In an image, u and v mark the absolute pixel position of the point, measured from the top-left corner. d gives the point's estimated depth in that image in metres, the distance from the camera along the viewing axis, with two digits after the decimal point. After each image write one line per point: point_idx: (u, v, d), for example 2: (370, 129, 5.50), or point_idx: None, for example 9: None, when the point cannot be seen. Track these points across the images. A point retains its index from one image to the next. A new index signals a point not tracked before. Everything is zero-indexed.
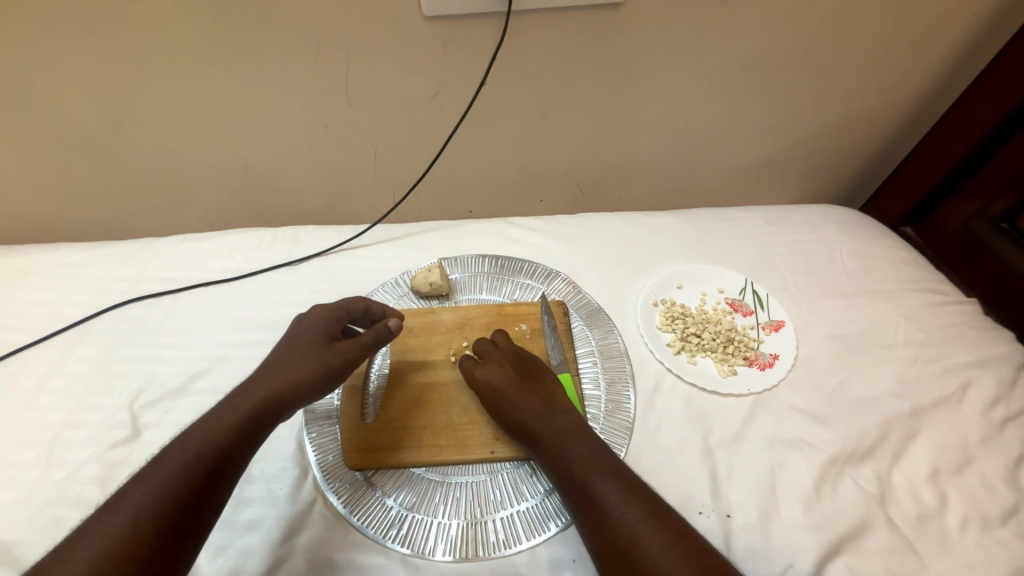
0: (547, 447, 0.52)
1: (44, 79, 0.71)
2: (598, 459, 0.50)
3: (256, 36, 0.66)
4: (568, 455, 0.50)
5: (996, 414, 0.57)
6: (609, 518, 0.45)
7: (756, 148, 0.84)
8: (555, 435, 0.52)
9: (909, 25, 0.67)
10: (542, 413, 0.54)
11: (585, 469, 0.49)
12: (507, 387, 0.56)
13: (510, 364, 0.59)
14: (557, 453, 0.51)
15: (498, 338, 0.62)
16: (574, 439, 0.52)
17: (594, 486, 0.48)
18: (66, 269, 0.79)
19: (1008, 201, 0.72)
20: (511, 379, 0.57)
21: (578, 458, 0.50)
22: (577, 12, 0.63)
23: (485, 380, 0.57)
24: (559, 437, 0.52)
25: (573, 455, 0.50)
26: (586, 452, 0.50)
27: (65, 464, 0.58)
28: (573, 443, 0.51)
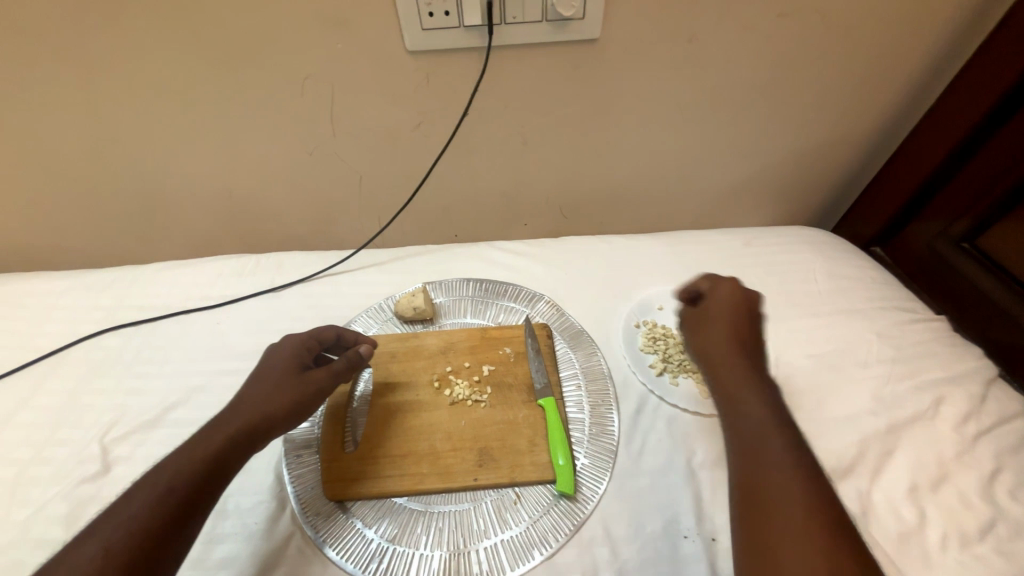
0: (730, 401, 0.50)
1: (30, 110, 0.71)
2: (760, 418, 0.47)
3: (243, 68, 0.67)
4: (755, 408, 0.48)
5: (968, 429, 0.58)
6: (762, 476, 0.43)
7: (730, 173, 0.87)
8: (751, 387, 0.50)
9: (864, 61, 0.71)
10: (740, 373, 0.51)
11: (749, 427, 0.47)
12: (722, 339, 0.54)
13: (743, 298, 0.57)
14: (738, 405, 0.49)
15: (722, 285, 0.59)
16: (761, 392, 0.49)
17: (761, 444, 0.45)
18: (42, 298, 0.77)
19: (966, 222, 0.76)
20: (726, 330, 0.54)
21: (761, 413, 0.48)
22: (553, 48, 0.66)
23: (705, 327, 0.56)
24: (750, 391, 0.50)
25: (749, 408, 0.48)
26: (764, 405, 0.48)
27: (28, 502, 0.55)
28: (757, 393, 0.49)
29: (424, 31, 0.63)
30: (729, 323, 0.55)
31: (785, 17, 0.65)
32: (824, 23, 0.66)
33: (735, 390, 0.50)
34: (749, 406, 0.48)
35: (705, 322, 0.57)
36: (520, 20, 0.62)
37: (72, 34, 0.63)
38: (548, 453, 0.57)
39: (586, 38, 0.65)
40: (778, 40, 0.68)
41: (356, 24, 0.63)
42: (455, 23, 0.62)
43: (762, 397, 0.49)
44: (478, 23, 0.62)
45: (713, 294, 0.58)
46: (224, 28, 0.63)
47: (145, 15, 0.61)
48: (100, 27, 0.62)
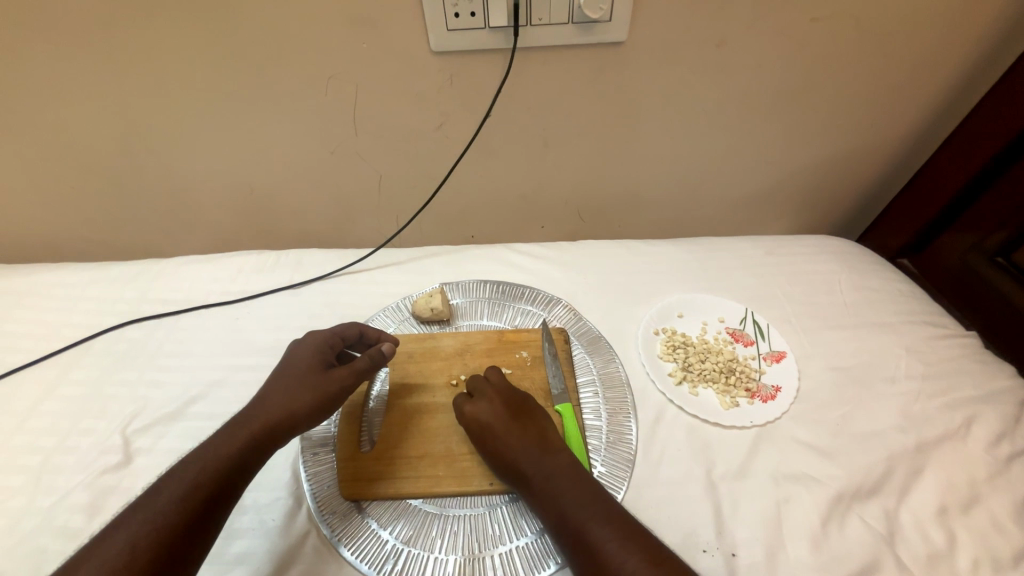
0: (543, 495, 0.50)
1: (62, 103, 0.73)
2: (592, 506, 0.48)
3: (269, 65, 0.68)
4: (567, 501, 0.49)
5: (1001, 450, 0.56)
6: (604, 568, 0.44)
7: (753, 180, 0.85)
8: (555, 479, 0.50)
9: (898, 67, 0.69)
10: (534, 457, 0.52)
11: (562, 522, 0.48)
12: (497, 424, 0.55)
13: (504, 406, 0.57)
14: (552, 502, 0.49)
15: (491, 374, 0.61)
16: (569, 485, 0.50)
17: (589, 536, 0.46)
18: (68, 288, 0.79)
19: (1003, 235, 0.73)
20: (500, 415, 0.56)
21: (577, 504, 0.48)
22: (580, 50, 0.66)
23: (476, 418, 0.56)
24: (563, 483, 0.50)
25: (568, 503, 0.48)
26: (582, 496, 0.49)
27: (52, 490, 0.56)
28: (567, 486, 0.50)
29: (450, 31, 0.63)
30: (509, 427, 0.55)
31: (817, 22, 0.64)
32: (856, 29, 0.65)
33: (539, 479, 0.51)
34: (560, 501, 0.49)
35: (466, 408, 0.57)
36: (547, 21, 0.62)
37: (105, 31, 0.64)
38: None
39: (613, 41, 0.65)
40: (809, 45, 0.66)
41: (382, 24, 0.63)
42: (482, 24, 0.62)
43: (580, 488, 0.50)
44: (504, 24, 0.62)
45: (464, 406, 0.58)
46: (251, 27, 0.64)
47: (178, 12, 0.62)
48: (132, 24, 0.63)
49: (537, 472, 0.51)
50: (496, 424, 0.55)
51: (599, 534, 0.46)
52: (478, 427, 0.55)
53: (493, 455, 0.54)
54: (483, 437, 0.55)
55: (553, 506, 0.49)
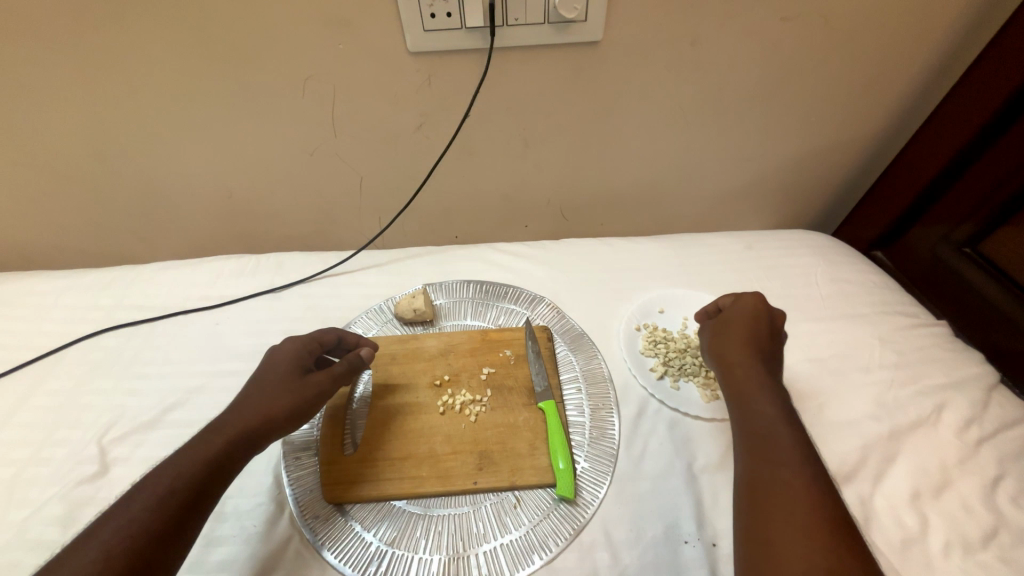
0: (749, 396, 0.52)
1: (31, 107, 0.71)
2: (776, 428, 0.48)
3: (245, 68, 0.67)
4: (761, 407, 0.50)
5: (970, 435, 0.58)
6: (775, 474, 0.45)
7: (731, 176, 0.87)
8: (766, 390, 0.51)
9: (868, 64, 0.71)
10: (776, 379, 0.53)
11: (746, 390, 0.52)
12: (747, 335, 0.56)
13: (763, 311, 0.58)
14: (754, 403, 0.51)
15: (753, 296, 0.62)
16: (776, 396, 0.51)
17: (777, 444, 0.47)
18: (41, 297, 0.77)
19: (970, 227, 0.75)
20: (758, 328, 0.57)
21: (769, 411, 0.50)
22: (556, 50, 0.66)
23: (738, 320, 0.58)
24: (768, 394, 0.51)
25: (765, 409, 0.50)
26: (784, 410, 0.50)
27: (25, 503, 0.55)
28: (772, 397, 0.51)
29: (427, 32, 0.63)
30: (753, 329, 0.57)
31: (788, 21, 0.65)
32: (826, 27, 0.66)
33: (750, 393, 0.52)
34: (761, 404, 0.51)
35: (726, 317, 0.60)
36: (523, 21, 0.62)
37: (76, 33, 0.63)
38: (548, 457, 0.57)
39: (589, 41, 0.65)
40: (781, 44, 0.67)
41: (359, 25, 0.63)
42: (458, 25, 0.62)
43: (785, 405, 0.50)
44: (481, 25, 0.62)
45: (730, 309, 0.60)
46: (227, 29, 0.63)
47: (149, 15, 0.61)
48: (103, 27, 0.62)
49: (755, 377, 0.53)
50: (752, 323, 0.57)
51: (783, 449, 0.46)
52: (728, 326, 0.59)
53: (723, 354, 0.57)
54: (728, 334, 0.58)
55: (753, 409, 0.51)
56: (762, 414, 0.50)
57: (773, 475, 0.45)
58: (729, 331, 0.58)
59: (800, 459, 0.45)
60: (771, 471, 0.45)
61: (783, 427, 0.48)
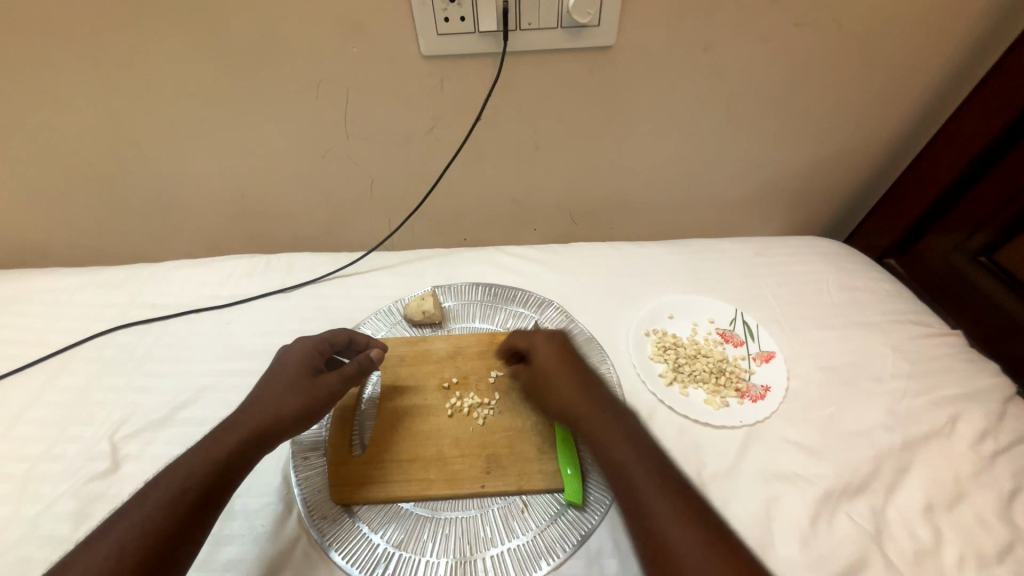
0: (596, 440, 0.52)
1: (50, 107, 0.72)
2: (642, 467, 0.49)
3: (259, 70, 0.68)
4: (617, 448, 0.50)
5: (985, 447, 0.57)
6: (651, 521, 0.45)
7: (742, 182, 0.86)
8: (620, 433, 0.52)
9: (882, 71, 0.71)
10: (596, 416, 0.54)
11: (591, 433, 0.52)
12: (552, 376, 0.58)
13: (567, 354, 0.60)
14: (605, 447, 0.51)
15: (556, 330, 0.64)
16: (623, 436, 0.51)
17: (643, 489, 0.47)
18: (55, 294, 0.78)
19: (985, 235, 0.75)
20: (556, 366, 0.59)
21: (626, 454, 0.50)
22: (568, 55, 0.67)
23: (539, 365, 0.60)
24: (622, 439, 0.51)
25: (620, 452, 0.50)
26: (635, 452, 0.50)
27: (37, 499, 0.56)
28: (625, 441, 0.51)
29: (440, 36, 0.63)
30: (568, 371, 0.58)
31: (802, 27, 0.65)
32: (840, 33, 0.66)
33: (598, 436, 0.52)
34: (612, 446, 0.51)
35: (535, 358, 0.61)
36: (536, 26, 0.62)
37: (95, 35, 0.64)
38: (556, 462, 0.56)
39: (602, 46, 0.65)
40: (794, 50, 0.67)
41: (373, 29, 0.63)
42: (471, 29, 0.62)
43: (634, 446, 0.50)
44: (494, 29, 0.62)
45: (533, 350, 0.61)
46: (243, 31, 0.64)
47: (167, 17, 0.62)
48: (122, 29, 0.63)
49: (601, 418, 0.53)
50: (558, 368, 0.59)
51: (656, 495, 0.46)
52: (538, 369, 0.59)
53: (552, 396, 0.57)
54: (542, 377, 0.59)
55: (606, 452, 0.51)
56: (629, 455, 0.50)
57: (650, 522, 0.45)
58: (542, 374, 0.59)
59: (677, 505, 0.45)
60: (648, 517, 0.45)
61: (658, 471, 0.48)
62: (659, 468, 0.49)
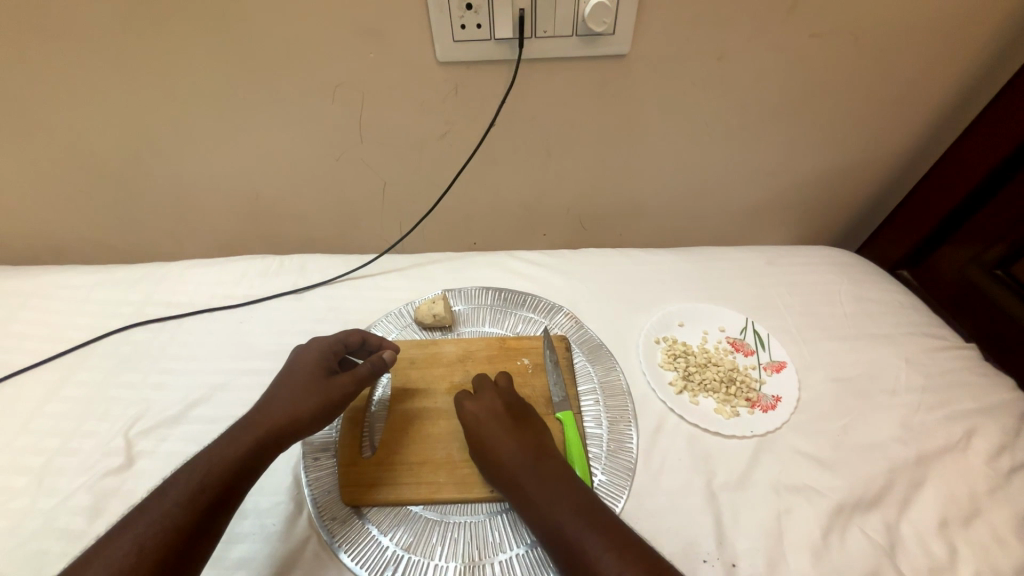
0: (536, 505, 0.49)
1: (72, 107, 0.74)
2: (593, 534, 0.46)
3: (278, 73, 0.69)
4: (555, 515, 0.48)
5: (1001, 463, 0.56)
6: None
7: (753, 191, 0.86)
8: (560, 495, 0.49)
9: (896, 82, 0.71)
10: (535, 476, 0.51)
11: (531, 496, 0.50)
12: (490, 429, 0.55)
13: (500, 406, 0.57)
14: (545, 512, 0.49)
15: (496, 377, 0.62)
16: (565, 495, 0.49)
17: (593, 558, 0.45)
18: (74, 290, 0.79)
19: (1002, 248, 0.73)
20: (498, 417, 0.56)
21: (565, 519, 0.47)
22: (583, 63, 0.67)
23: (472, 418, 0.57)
24: (563, 501, 0.49)
25: (560, 516, 0.48)
26: (576, 513, 0.48)
27: (53, 492, 0.56)
28: (564, 503, 0.49)
29: (456, 43, 0.64)
30: (501, 427, 0.55)
31: (817, 37, 0.65)
32: (856, 43, 0.66)
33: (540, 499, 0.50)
34: (550, 511, 0.48)
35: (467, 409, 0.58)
36: (551, 34, 0.63)
37: (118, 37, 0.65)
38: None
39: (616, 53, 0.66)
40: (808, 60, 0.67)
41: (390, 35, 0.64)
42: (487, 36, 0.63)
43: (577, 505, 0.48)
44: (510, 36, 0.63)
45: (466, 402, 0.59)
46: (261, 34, 0.65)
47: (190, 22, 0.64)
48: (146, 32, 0.65)
49: (536, 480, 0.51)
50: (493, 422, 0.56)
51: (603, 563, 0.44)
52: (473, 425, 0.56)
53: (486, 457, 0.54)
54: (477, 434, 0.56)
55: (546, 517, 0.48)
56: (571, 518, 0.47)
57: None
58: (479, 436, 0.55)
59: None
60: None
61: (600, 537, 0.46)
62: (604, 532, 0.46)
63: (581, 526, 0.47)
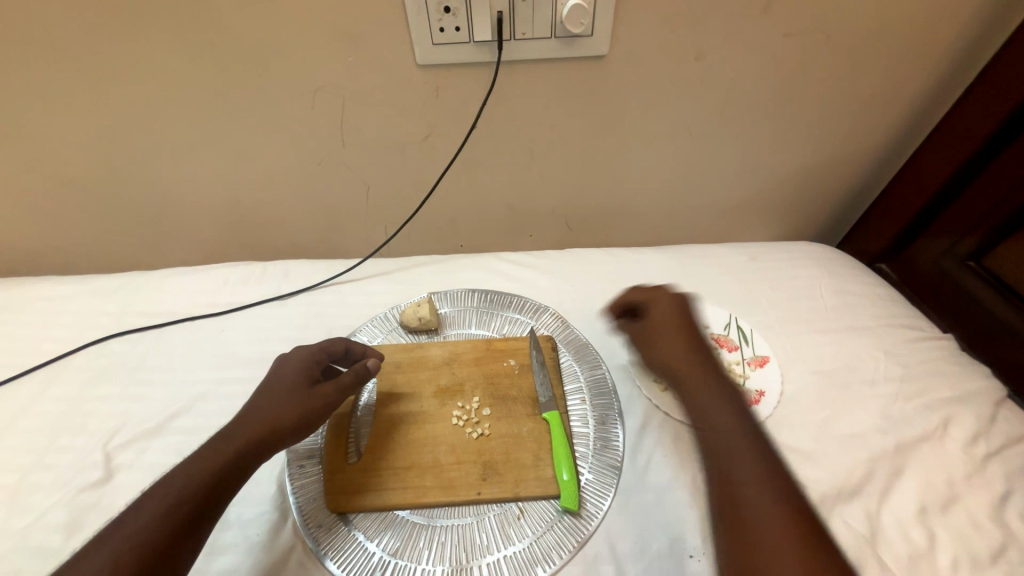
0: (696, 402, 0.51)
1: (45, 115, 0.72)
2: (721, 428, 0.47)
3: (256, 78, 0.68)
4: (716, 407, 0.49)
5: (977, 450, 0.57)
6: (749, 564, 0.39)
7: (734, 190, 0.87)
8: (714, 391, 0.50)
9: (870, 79, 0.72)
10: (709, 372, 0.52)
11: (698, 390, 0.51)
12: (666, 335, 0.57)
13: (677, 314, 0.58)
14: (698, 408, 0.50)
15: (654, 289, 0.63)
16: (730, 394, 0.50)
17: (727, 452, 0.46)
18: (50, 302, 0.78)
19: (975, 240, 0.75)
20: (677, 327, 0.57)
21: (727, 413, 0.48)
22: (561, 65, 0.68)
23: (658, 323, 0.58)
24: (717, 394, 0.50)
25: (706, 408, 0.50)
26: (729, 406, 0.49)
27: (28, 510, 0.55)
28: (733, 399, 0.50)
29: (435, 46, 0.64)
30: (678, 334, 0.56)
31: (791, 37, 0.66)
32: (829, 41, 0.67)
33: (699, 395, 0.51)
34: (711, 404, 0.50)
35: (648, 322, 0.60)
36: (530, 36, 0.63)
37: (90, 43, 0.64)
38: (553, 468, 0.56)
39: (594, 55, 0.66)
40: (783, 59, 0.69)
41: (368, 39, 0.64)
42: (466, 39, 0.63)
43: (727, 398, 0.50)
44: (489, 39, 0.63)
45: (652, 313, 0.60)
46: (238, 38, 0.64)
47: (164, 28, 0.63)
48: (119, 38, 0.64)
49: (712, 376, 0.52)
50: (667, 327, 0.57)
51: (751, 517, 0.41)
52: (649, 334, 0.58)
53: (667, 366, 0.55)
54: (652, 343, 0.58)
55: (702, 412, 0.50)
56: (721, 469, 0.45)
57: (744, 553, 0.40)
58: (689, 382, 0.52)
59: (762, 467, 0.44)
60: (741, 545, 0.41)
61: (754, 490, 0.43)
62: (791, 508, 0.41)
63: (734, 483, 0.44)
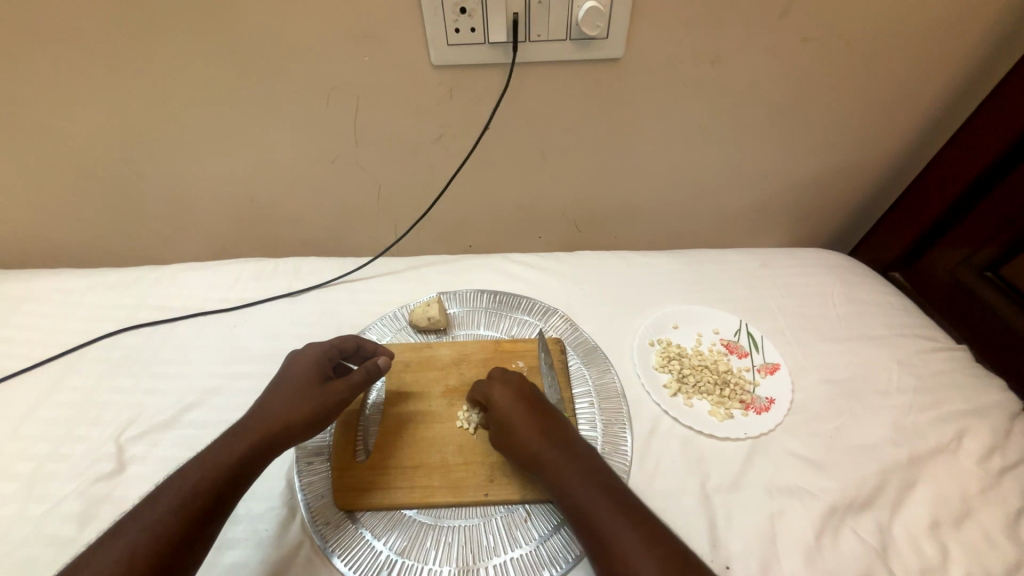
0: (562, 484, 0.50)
1: (64, 110, 0.73)
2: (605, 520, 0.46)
3: (272, 76, 0.69)
4: (580, 493, 0.48)
5: (992, 464, 0.57)
6: None
7: (747, 195, 0.87)
8: (588, 474, 0.50)
9: (888, 85, 0.71)
10: (560, 453, 0.51)
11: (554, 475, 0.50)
12: (513, 411, 0.55)
13: (524, 391, 0.57)
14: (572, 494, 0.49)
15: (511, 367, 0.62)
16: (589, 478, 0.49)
17: (618, 539, 0.45)
18: (66, 294, 0.79)
19: (991, 250, 0.74)
20: (519, 403, 0.56)
21: (591, 499, 0.48)
22: (575, 67, 0.67)
23: (496, 404, 0.56)
24: (589, 478, 0.49)
25: (586, 494, 0.48)
26: (601, 491, 0.48)
27: (43, 499, 0.56)
28: (592, 483, 0.49)
29: (450, 46, 0.64)
30: (526, 411, 0.55)
31: (808, 42, 0.65)
32: (847, 47, 0.66)
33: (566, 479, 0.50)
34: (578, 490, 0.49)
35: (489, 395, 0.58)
36: (546, 38, 0.63)
37: (110, 40, 0.65)
38: None
39: (609, 58, 0.66)
40: (800, 64, 0.68)
41: (384, 39, 0.64)
42: (481, 40, 0.63)
43: (599, 483, 0.49)
44: (504, 40, 0.63)
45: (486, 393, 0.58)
46: (255, 37, 0.65)
47: (184, 26, 0.64)
48: (139, 35, 0.65)
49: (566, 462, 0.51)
50: (515, 407, 0.55)
51: None
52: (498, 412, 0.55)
53: (512, 443, 0.53)
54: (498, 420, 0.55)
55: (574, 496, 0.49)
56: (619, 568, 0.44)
57: None
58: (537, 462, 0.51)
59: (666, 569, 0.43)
60: None
61: None
62: None
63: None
